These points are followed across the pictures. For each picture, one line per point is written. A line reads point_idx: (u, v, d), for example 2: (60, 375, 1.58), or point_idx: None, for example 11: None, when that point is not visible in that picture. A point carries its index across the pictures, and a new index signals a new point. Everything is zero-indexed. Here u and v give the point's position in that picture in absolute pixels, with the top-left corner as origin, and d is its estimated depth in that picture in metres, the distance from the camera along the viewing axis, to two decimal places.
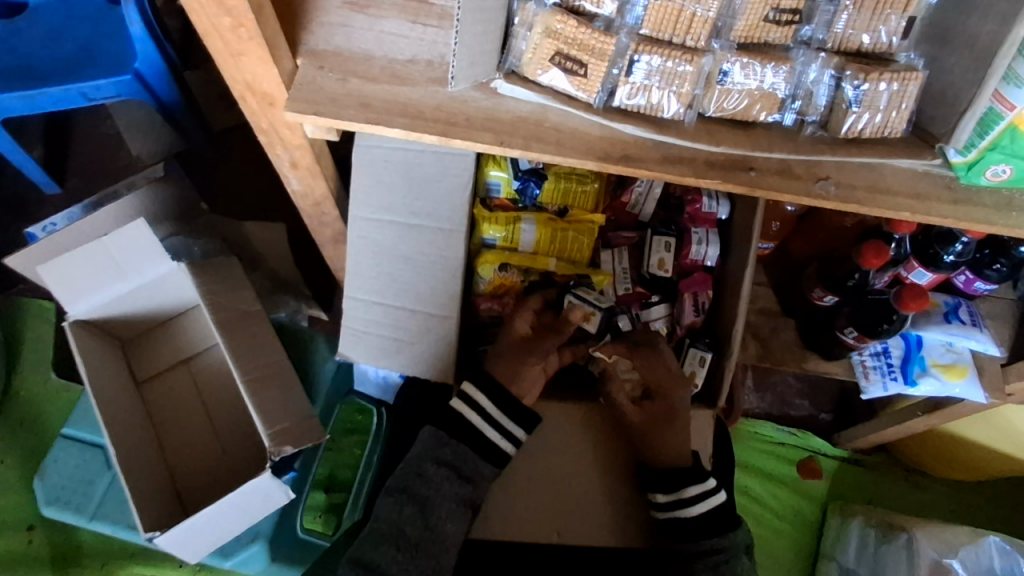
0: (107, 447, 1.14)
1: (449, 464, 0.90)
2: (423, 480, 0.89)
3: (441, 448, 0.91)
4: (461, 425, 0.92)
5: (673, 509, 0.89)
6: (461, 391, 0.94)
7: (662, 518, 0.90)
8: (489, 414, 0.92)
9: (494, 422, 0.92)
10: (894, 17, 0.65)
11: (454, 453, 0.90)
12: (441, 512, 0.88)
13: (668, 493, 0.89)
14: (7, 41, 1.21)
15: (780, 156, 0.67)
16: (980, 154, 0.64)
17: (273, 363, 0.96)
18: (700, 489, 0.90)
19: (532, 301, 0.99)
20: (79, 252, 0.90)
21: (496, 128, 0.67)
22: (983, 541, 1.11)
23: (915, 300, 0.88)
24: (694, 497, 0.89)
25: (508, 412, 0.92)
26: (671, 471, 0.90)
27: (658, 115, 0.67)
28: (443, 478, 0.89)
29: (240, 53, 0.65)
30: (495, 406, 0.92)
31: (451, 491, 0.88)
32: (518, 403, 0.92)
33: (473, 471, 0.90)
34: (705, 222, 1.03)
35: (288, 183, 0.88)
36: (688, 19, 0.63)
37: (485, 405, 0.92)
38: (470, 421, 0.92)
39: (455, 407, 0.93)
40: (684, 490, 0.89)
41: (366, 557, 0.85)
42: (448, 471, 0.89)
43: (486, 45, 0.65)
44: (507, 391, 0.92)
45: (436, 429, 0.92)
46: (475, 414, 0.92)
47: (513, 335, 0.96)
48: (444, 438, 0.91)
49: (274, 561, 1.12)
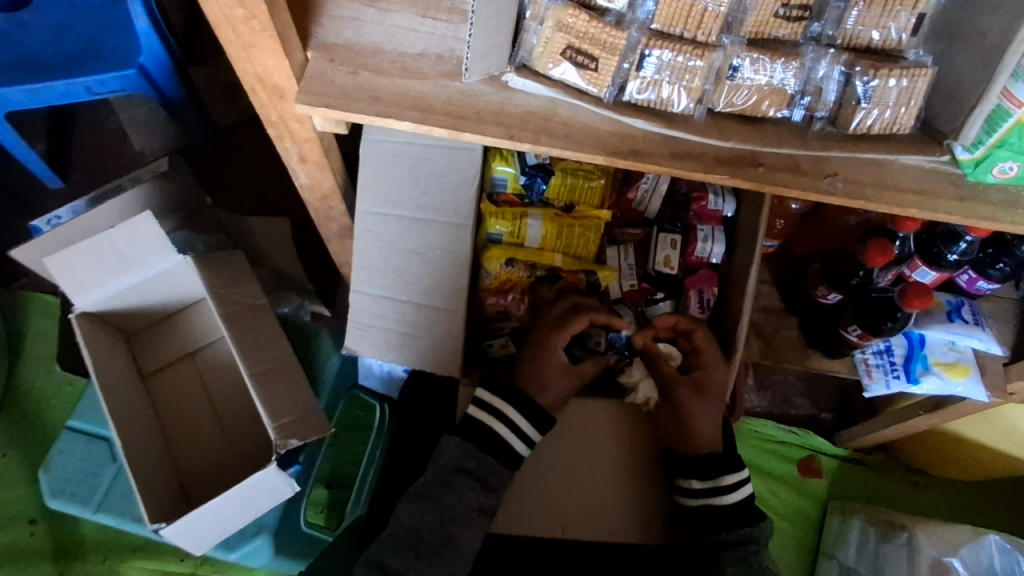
0: (113, 439, 1.14)
1: (474, 476, 0.90)
2: (447, 490, 0.88)
3: (469, 459, 0.90)
4: (488, 435, 0.92)
5: (706, 496, 0.90)
6: (476, 399, 0.95)
7: (693, 506, 0.91)
8: (517, 427, 0.92)
9: (522, 435, 0.93)
10: (904, 14, 0.65)
11: (481, 465, 0.90)
12: (461, 520, 0.88)
13: (704, 480, 0.91)
14: (12, 34, 1.21)
15: (789, 152, 0.67)
16: (987, 151, 0.64)
17: (278, 357, 0.96)
18: (738, 479, 0.92)
19: (572, 325, 0.95)
20: (90, 244, 0.90)
21: (505, 122, 0.67)
22: (983, 539, 1.12)
23: (919, 298, 0.89)
24: (730, 485, 0.91)
25: (532, 420, 0.93)
26: (704, 459, 0.92)
27: (668, 109, 0.68)
28: (466, 487, 0.88)
29: (251, 46, 0.66)
30: (525, 419, 0.92)
31: (474, 500, 0.88)
32: (539, 407, 0.93)
33: (497, 481, 0.91)
34: (710, 218, 1.02)
35: (295, 177, 0.88)
36: (699, 14, 0.64)
37: (513, 418, 0.92)
38: (497, 432, 0.92)
39: (478, 417, 0.93)
40: (721, 478, 0.91)
41: (380, 560, 0.86)
42: (473, 481, 0.89)
43: (498, 38, 0.65)
44: (531, 399, 0.93)
45: (464, 441, 0.92)
46: (504, 426, 0.92)
47: (554, 363, 0.94)
48: (472, 450, 0.91)
49: (279, 554, 1.11)
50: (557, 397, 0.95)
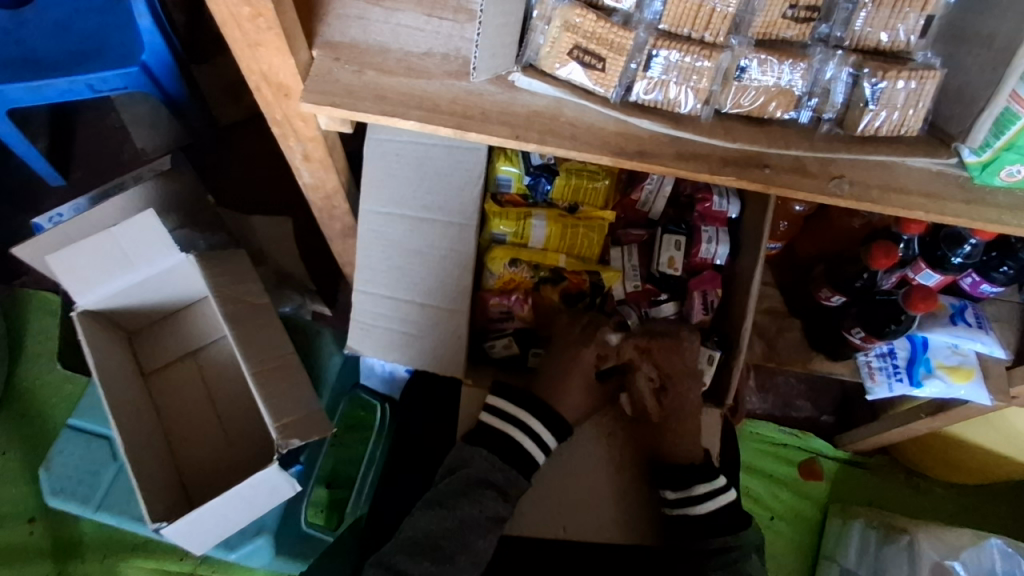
0: (114, 438, 1.14)
1: (496, 487, 0.90)
2: (468, 499, 0.87)
3: (494, 472, 0.90)
4: (512, 448, 0.92)
5: (682, 506, 0.91)
6: (488, 406, 0.95)
7: (672, 515, 0.92)
8: (541, 441, 0.94)
9: (544, 447, 0.94)
10: (913, 16, 0.65)
11: (505, 478, 0.91)
12: (478, 529, 0.87)
13: (678, 490, 0.91)
14: (14, 31, 1.20)
15: (795, 154, 0.67)
16: (995, 154, 0.64)
17: (280, 356, 0.96)
18: (708, 488, 0.91)
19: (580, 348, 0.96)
20: (92, 242, 0.90)
21: (511, 122, 0.67)
22: (985, 543, 1.12)
23: (923, 301, 0.89)
24: (702, 494, 0.91)
25: (552, 432, 0.95)
26: (686, 468, 0.92)
27: (675, 110, 0.68)
28: (488, 498, 0.88)
29: (257, 43, 0.65)
30: (548, 431, 0.94)
31: (494, 509, 0.88)
32: (557, 415, 0.95)
33: (516, 493, 0.91)
34: (715, 220, 1.02)
35: (299, 176, 0.88)
36: (707, 15, 0.64)
37: (536, 430, 0.93)
38: (521, 444, 0.93)
39: (500, 428, 0.93)
40: (693, 488, 0.91)
41: (392, 563, 0.84)
42: (495, 493, 0.89)
43: (505, 38, 0.65)
44: (547, 404, 0.95)
45: (489, 453, 0.91)
46: (525, 437, 0.93)
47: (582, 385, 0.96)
48: (497, 462, 0.91)
49: (279, 554, 1.11)
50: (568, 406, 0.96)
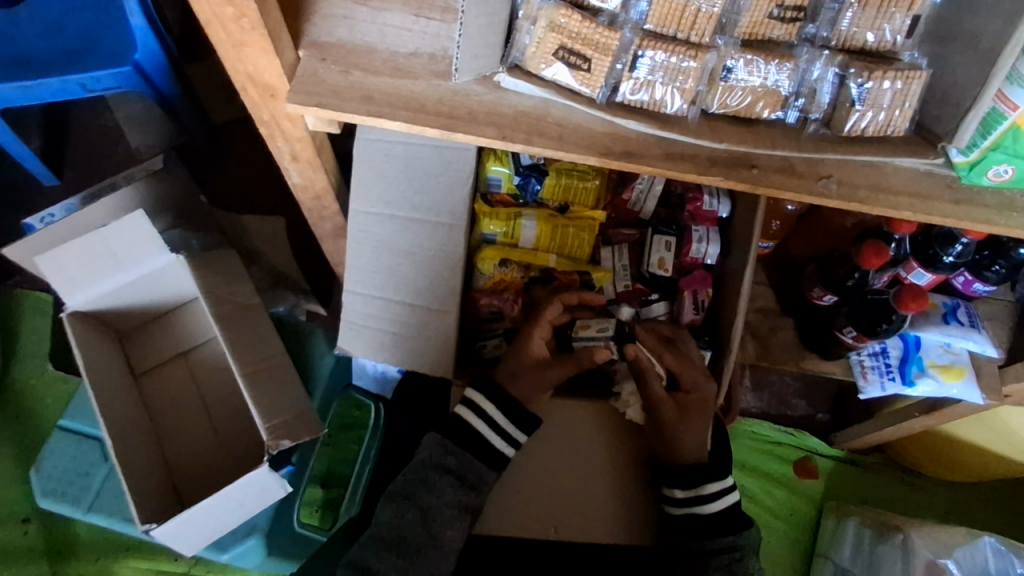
0: (104, 439, 1.14)
1: (453, 473, 0.90)
2: (426, 488, 0.89)
3: (446, 456, 0.90)
4: (466, 432, 0.92)
5: (690, 505, 0.90)
6: (465, 398, 0.94)
7: (676, 514, 0.91)
8: (495, 424, 0.92)
9: (500, 430, 0.92)
10: (899, 16, 0.64)
11: (459, 462, 0.90)
12: (442, 519, 0.88)
13: (686, 489, 0.91)
14: (6, 30, 1.20)
15: (783, 154, 0.67)
16: (982, 155, 0.64)
17: (270, 356, 0.95)
18: (719, 487, 0.92)
19: (550, 314, 0.96)
20: (80, 243, 0.89)
21: (498, 123, 0.67)
22: (978, 541, 1.12)
23: (913, 300, 0.88)
24: (712, 493, 0.91)
25: (513, 420, 0.92)
26: (689, 468, 0.91)
27: (662, 110, 0.67)
28: (445, 485, 0.89)
29: (242, 44, 0.65)
30: (502, 415, 0.92)
31: (453, 498, 0.88)
32: (520, 406, 0.93)
33: (476, 478, 0.90)
34: (705, 219, 1.02)
35: (288, 176, 0.88)
36: (692, 15, 0.63)
37: (491, 413, 0.92)
38: (476, 428, 0.92)
39: (461, 413, 0.93)
40: (703, 487, 0.91)
41: (361, 561, 0.86)
42: (452, 479, 0.89)
43: (490, 38, 0.65)
44: (512, 397, 0.93)
45: (442, 437, 0.92)
46: (482, 422, 0.92)
47: (529, 355, 0.95)
48: (450, 446, 0.91)
49: (271, 555, 1.13)
50: (531, 392, 0.94)
